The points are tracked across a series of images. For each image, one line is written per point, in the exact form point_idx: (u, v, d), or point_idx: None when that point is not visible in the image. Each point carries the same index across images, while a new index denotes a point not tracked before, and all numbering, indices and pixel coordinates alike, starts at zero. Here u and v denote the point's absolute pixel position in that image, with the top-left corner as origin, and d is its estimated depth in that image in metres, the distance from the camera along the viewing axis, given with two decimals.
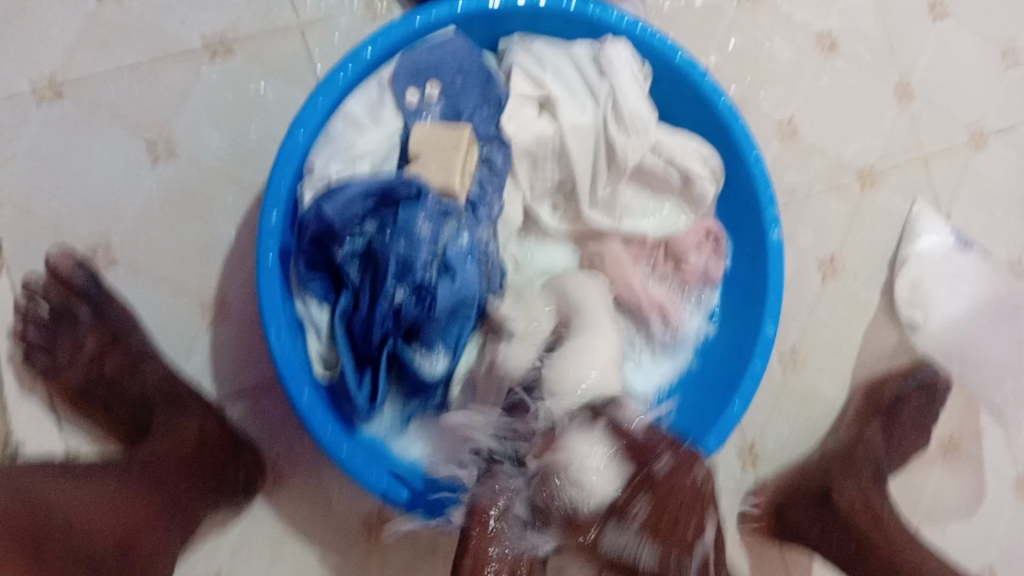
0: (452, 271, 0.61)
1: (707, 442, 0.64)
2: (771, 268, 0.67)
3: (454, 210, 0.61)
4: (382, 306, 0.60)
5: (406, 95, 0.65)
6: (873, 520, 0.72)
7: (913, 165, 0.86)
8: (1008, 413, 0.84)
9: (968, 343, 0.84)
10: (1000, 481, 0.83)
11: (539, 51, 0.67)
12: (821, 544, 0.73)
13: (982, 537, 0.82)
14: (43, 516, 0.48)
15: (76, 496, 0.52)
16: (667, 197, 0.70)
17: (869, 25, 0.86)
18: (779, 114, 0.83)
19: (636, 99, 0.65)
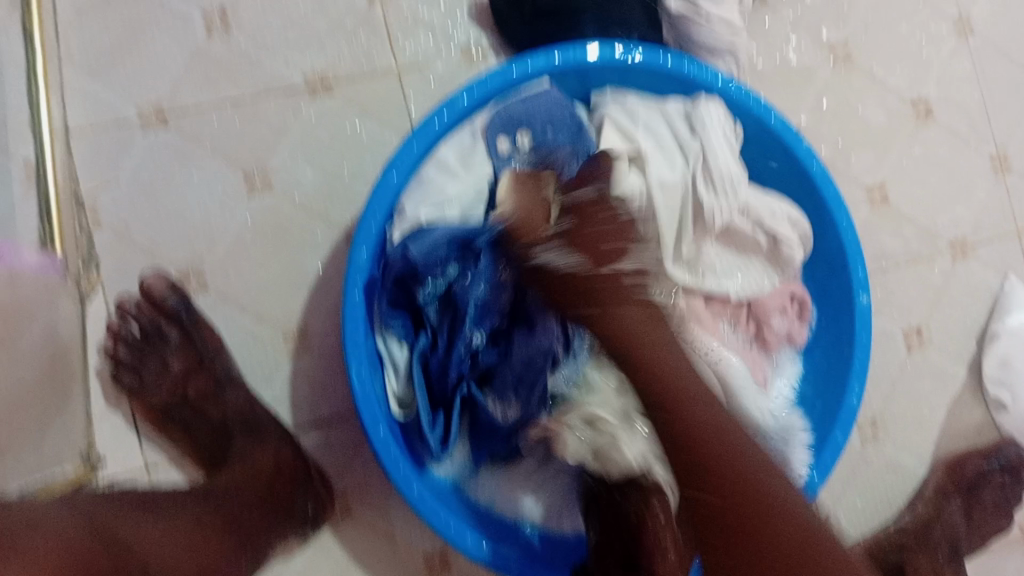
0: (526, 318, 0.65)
1: None
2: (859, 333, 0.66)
3: None
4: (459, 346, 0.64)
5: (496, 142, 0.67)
6: None
7: (1005, 238, 0.84)
8: None
9: None
10: None
11: (633, 107, 0.68)
12: None
13: None
14: (122, 558, 0.47)
15: (151, 532, 0.51)
16: (754, 257, 0.68)
17: (964, 93, 0.85)
18: (870, 178, 0.81)
19: (727, 160, 0.65)
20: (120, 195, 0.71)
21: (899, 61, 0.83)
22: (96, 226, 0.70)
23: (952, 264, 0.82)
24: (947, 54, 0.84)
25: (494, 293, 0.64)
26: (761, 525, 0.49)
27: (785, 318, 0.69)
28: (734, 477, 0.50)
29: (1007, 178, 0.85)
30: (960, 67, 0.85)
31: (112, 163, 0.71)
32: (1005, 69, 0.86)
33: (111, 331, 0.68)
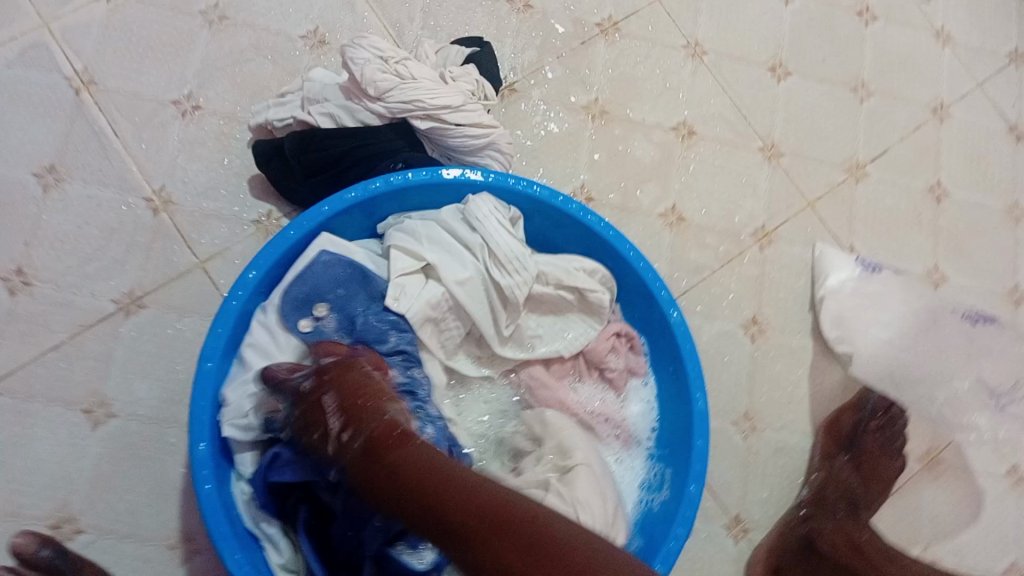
0: None
1: (677, 533, 0.64)
2: (682, 347, 0.70)
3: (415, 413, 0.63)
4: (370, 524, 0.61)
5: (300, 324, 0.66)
6: (855, 550, 0.77)
7: (800, 212, 0.90)
8: (970, 416, 0.86)
9: (903, 363, 0.87)
10: (996, 482, 0.85)
11: (412, 226, 0.71)
12: None
13: (992, 539, 0.83)
14: None
15: None
16: (570, 314, 0.74)
17: (717, 102, 0.92)
18: (663, 205, 0.88)
19: (507, 241, 0.69)
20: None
21: (650, 97, 0.91)
22: None
23: (762, 254, 0.88)
24: (689, 75, 0.93)
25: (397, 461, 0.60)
26: (487, 516, 0.45)
27: (617, 357, 0.73)
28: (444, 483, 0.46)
29: (782, 162, 0.92)
30: (705, 83, 0.93)
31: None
32: (747, 67, 0.94)
33: None
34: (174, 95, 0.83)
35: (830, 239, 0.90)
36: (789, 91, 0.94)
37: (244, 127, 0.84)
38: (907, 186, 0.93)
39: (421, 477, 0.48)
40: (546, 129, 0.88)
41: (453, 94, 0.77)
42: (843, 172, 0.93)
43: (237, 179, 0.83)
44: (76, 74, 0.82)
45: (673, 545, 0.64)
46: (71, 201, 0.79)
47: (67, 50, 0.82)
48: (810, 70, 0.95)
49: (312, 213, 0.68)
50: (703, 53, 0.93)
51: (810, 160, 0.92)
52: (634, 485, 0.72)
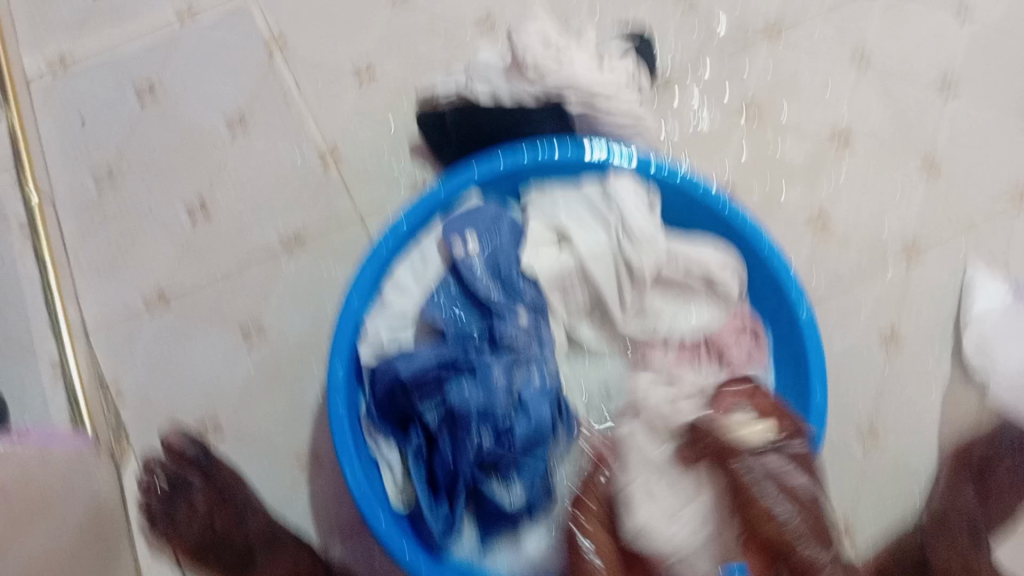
0: (527, 408, 0.65)
1: None
2: (806, 343, 0.70)
3: (523, 356, 0.67)
4: (466, 452, 0.64)
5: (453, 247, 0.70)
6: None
7: (953, 231, 0.87)
8: None
9: None
10: None
11: (554, 198, 0.76)
12: None
13: None
14: None
15: None
16: (696, 299, 0.75)
17: (876, 114, 0.91)
18: (806, 210, 0.87)
19: (642, 221, 0.72)
20: (139, 372, 0.80)
21: (807, 104, 0.91)
22: (124, 401, 0.80)
23: (907, 270, 0.86)
24: (852, 86, 0.92)
25: (499, 391, 0.65)
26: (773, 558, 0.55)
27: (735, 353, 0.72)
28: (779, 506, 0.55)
29: (940, 180, 0.89)
30: (867, 94, 0.91)
31: (128, 347, 0.81)
32: (912, 81, 0.92)
33: (143, 491, 0.75)
34: (354, 62, 0.91)
35: (984, 263, 0.87)
36: (957, 110, 0.91)
37: (412, 96, 0.90)
38: None
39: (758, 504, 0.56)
40: (696, 125, 0.90)
41: (605, 83, 0.81)
42: (1005, 197, 0.89)
43: (400, 141, 0.89)
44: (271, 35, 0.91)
45: None
46: (253, 147, 0.88)
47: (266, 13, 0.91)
48: (981, 90, 0.92)
49: (465, 174, 0.74)
50: (870, 63, 0.92)
51: (972, 181, 0.89)
52: None
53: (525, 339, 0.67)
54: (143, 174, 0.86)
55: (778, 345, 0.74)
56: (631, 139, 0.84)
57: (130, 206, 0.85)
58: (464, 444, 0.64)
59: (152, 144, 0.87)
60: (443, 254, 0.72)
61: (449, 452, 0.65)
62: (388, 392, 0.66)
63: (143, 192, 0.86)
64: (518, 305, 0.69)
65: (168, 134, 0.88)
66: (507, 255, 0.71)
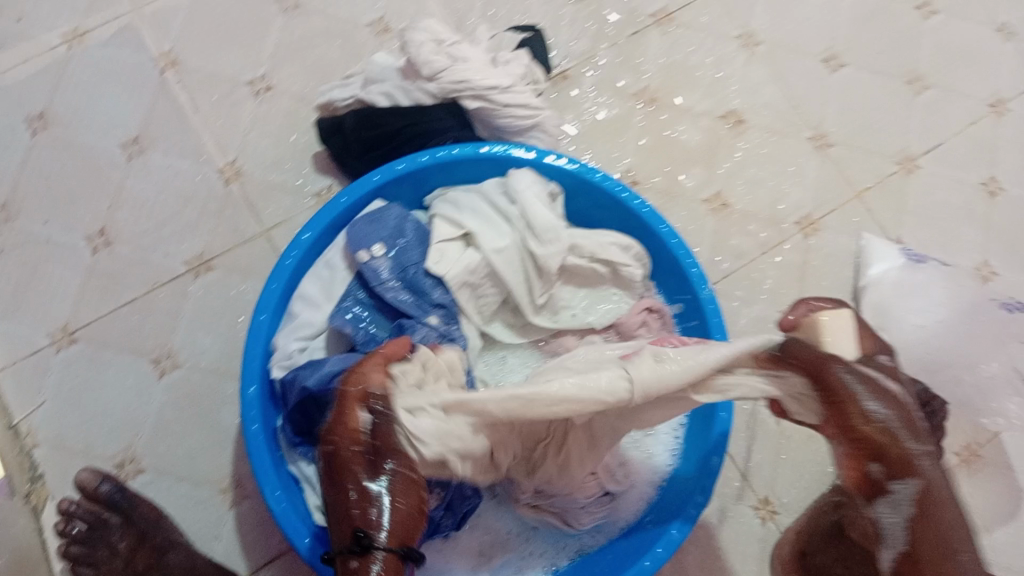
0: None
1: (697, 500, 0.66)
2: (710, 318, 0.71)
3: None
4: None
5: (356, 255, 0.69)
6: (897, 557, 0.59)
7: (848, 202, 0.90)
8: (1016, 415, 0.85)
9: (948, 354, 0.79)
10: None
11: (455, 197, 0.75)
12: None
13: None
14: None
15: None
16: (604, 285, 0.77)
17: (767, 92, 0.94)
18: (705, 192, 0.89)
19: (544, 214, 0.72)
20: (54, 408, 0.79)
21: (701, 86, 0.93)
22: (39, 443, 0.77)
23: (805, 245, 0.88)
24: (743, 67, 0.94)
25: None
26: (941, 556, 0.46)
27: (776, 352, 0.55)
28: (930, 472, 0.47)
29: (831, 152, 0.92)
30: (756, 74, 0.94)
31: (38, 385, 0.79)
32: (797, 58, 0.95)
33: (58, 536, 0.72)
34: (250, 75, 0.90)
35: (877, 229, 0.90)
36: (844, 83, 0.95)
37: (312, 107, 0.90)
38: (961, 178, 0.92)
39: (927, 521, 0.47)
40: (597, 115, 0.91)
41: (501, 77, 0.82)
42: (896, 162, 0.92)
43: (301, 154, 0.88)
44: (163, 54, 0.90)
45: (694, 511, 0.65)
46: (152, 169, 0.86)
47: (156, 34, 0.90)
48: (865, 64, 0.96)
49: (362, 186, 0.73)
50: (758, 43, 0.95)
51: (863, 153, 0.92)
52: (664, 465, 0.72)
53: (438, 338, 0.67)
54: (40, 206, 0.84)
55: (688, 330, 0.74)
56: (529, 135, 0.84)
57: (29, 239, 0.83)
58: None
59: (47, 173, 0.85)
60: (348, 263, 0.71)
61: None
62: (302, 407, 0.66)
63: (41, 223, 0.84)
64: (428, 310, 0.69)
65: (61, 162, 0.86)
66: (415, 259, 0.71)
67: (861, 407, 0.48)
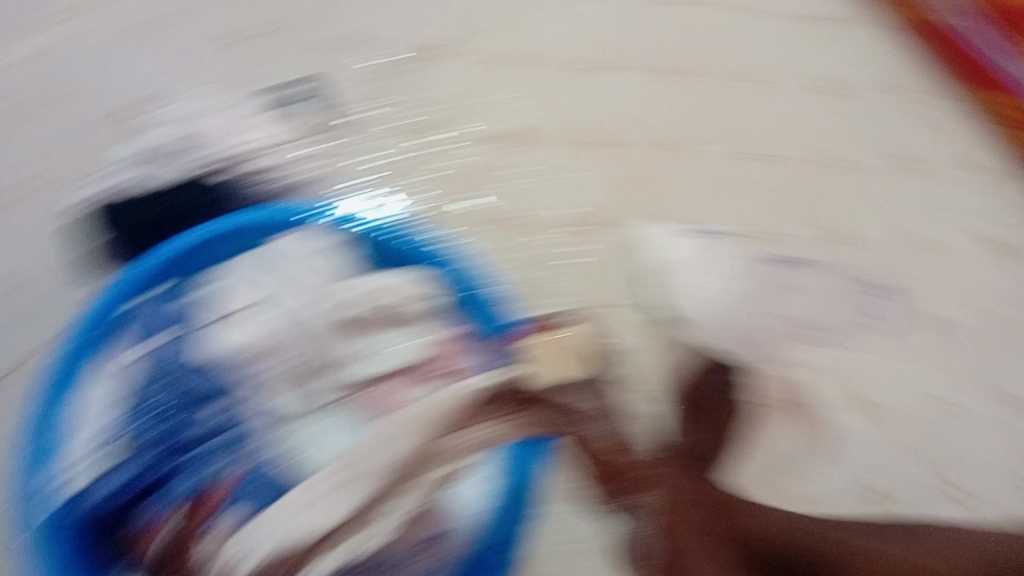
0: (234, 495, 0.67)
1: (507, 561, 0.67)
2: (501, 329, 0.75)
3: (217, 446, 0.70)
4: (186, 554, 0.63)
5: (123, 356, 0.69)
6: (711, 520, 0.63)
7: (619, 194, 0.91)
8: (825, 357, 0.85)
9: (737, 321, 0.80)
10: (865, 411, 0.83)
11: (223, 276, 0.75)
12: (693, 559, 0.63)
13: (867, 475, 0.80)
14: None
15: None
16: (398, 327, 0.77)
17: (522, 106, 0.95)
18: (483, 214, 0.89)
19: (316, 274, 0.77)
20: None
21: (467, 112, 0.94)
22: None
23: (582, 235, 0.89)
24: (496, 86, 0.95)
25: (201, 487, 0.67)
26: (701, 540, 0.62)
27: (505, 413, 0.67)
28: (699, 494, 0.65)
29: (603, 150, 0.94)
30: (519, 90, 0.95)
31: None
32: (545, 68, 0.97)
33: None
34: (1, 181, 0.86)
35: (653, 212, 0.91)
36: (611, 82, 0.97)
37: (55, 218, 0.84)
38: (732, 151, 0.94)
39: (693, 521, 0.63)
40: (359, 162, 0.89)
41: (260, 137, 0.87)
42: (658, 147, 0.94)
43: (52, 268, 0.82)
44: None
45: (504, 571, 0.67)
46: None
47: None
48: (628, 59, 0.98)
49: (115, 289, 0.69)
50: (520, 60, 0.97)
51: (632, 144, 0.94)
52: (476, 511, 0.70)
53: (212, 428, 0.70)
54: None
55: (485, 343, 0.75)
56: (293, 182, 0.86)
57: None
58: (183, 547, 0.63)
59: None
60: (127, 362, 0.69)
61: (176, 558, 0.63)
62: (98, 522, 0.62)
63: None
64: (199, 401, 0.71)
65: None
66: (182, 351, 0.72)
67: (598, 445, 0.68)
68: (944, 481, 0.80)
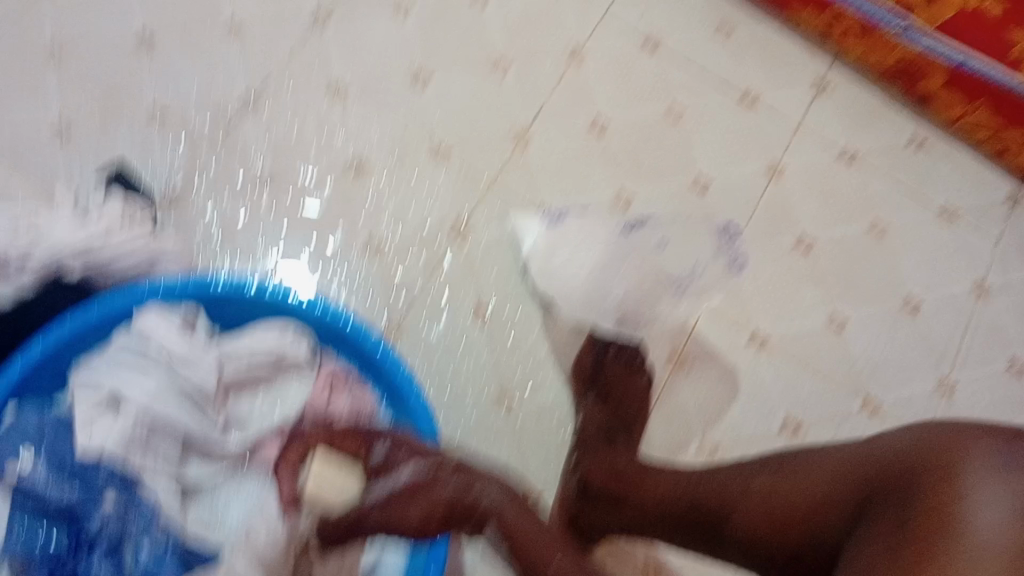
0: None
1: None
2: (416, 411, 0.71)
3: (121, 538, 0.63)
4: None
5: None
6: (631, 485, 0.69)
7: (484, 193, 0.95)
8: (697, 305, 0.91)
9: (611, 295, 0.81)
10: (744, 349, 0.90)
11: (89, 364, 0.71)
12: (641, 525, 0.69)
13: (755, 411, 0.88)
14: None
15: None
16: (281, 376, 0.77)
17: (373, 127, 0.97)
18: (358, 240, 0.92)
19: (178, 345, 0.73)
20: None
21: (323, 147, 0.96)
22: None
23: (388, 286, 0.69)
24: (348, 114, 0.97)
25: None
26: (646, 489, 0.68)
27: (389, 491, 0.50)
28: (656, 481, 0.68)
29: (461, 154, 0.97)
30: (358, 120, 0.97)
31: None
32: (386, 82, 0.99)
33: None
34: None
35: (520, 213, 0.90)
36: (437, 87, 0.99)
37: None
38: (570, 128, 0.99)
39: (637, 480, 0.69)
40: (232, 217, 0.92)
41: (90, 230, 0.78)
42: (512, 137, 0.98)
43: None
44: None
45: None
46: None
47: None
48: (449, 62, 1.00)
49: None
50: (346, 90, 0.98)
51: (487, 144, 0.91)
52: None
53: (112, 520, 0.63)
54: None
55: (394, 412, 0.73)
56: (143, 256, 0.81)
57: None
58: None
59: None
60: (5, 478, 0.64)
61: None
62: None
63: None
64: (99, 491, 0.64)
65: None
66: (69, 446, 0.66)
67: (412, 503, 0.49)
68: (863, 397, 0.89)
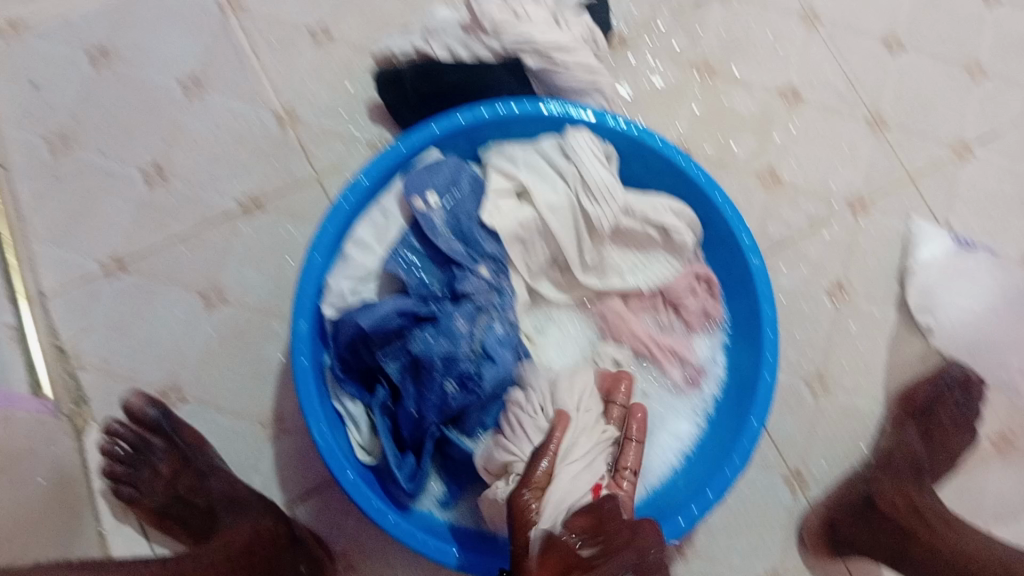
0: (492, 357, 0.67)
1: (734, 463, 0.66)
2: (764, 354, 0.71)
3: (485, 305, 0.69)
4: (433, 399, 0.66)
5: (412, 203, 0.70)
6: (914, 514, 0.74)
7: (902, 188, 0.90)
8: None
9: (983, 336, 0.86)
10: None
11: (511, 152, 0.76)
12: (877, 550, 0.76)
13: None
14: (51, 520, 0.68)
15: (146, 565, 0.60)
16: (655, 251, 0.77)
17: (821, 67, 0.93)
18: (759, 164, 0.89)
19: (598, 172, 0.73)
20: (121, 538, 0.77)
21: (773, 62, 0.92)
22: (78, 361, 0.80)
23: (775, 253, 0.87)
24: (804, 45, 0.93)
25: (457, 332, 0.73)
26: (932, 532, 0.73)
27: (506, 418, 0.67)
28: (947, 535, 0.72)
29: (896, 135, 0.92)
30: (814, 51, 0.93)
31: (76, 517, 0.74)
32: (859, 34, 0.94)
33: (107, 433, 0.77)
34: (90, 42, 0.86)
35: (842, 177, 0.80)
36: (915, 65, 0.93)
37: (365, 53, 0.89)
38: (1012, 171, 0.92)
39: (916, 509, 0.75)
40: (654, 80, 0.90)
41: (563, 35, 0.80)
42: (953, 145, 0.92)
43: (356, 101, 0.87)
44: (21, 87, 0.84)
45: (746, 445, 0.67)
46: (208, 108, 0.86)
47: (40, 114, 0.84)
48: (930, 42, 0.94)
49: (401, 143, 0.72)
50: (819, 20, 0.93)
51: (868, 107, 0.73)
52: (711, 398, 0.76)
53: (482, 286, 0.69)
54: (93, 139, 0.84)
55: (746, 341, 0.74)
56: (587, 96, 0.83)
57: None
58: (431, 391, 0.67)
59: (40, 287, 0.80)
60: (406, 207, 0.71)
61: (415, 404, 0.67)
62: (351, 338, 0.67)
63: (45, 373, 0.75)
64: (478, 260, 0.70)
65: (58, 223, 0.82)
66: (469, 209, 0.72)
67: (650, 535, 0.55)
68: None
